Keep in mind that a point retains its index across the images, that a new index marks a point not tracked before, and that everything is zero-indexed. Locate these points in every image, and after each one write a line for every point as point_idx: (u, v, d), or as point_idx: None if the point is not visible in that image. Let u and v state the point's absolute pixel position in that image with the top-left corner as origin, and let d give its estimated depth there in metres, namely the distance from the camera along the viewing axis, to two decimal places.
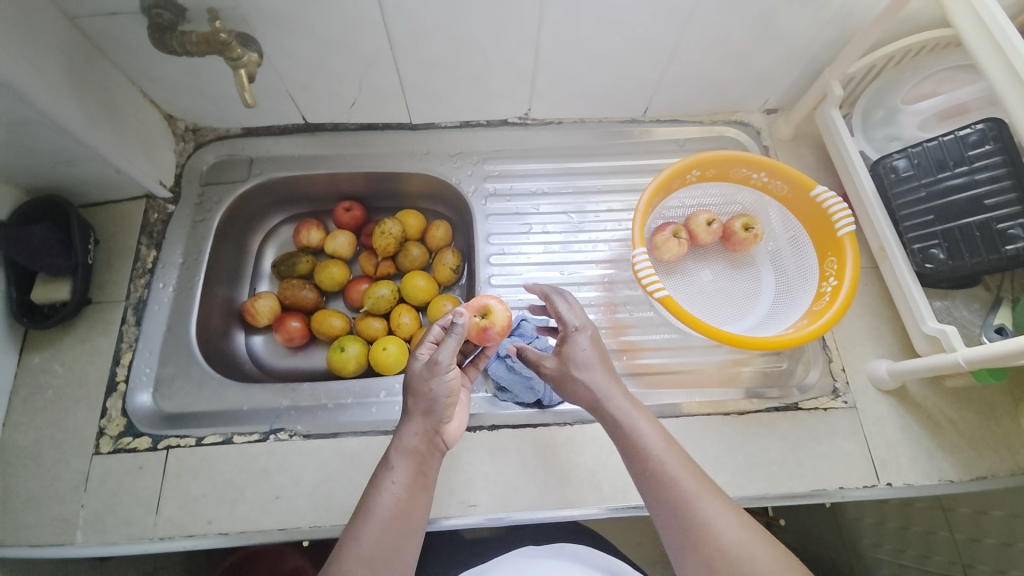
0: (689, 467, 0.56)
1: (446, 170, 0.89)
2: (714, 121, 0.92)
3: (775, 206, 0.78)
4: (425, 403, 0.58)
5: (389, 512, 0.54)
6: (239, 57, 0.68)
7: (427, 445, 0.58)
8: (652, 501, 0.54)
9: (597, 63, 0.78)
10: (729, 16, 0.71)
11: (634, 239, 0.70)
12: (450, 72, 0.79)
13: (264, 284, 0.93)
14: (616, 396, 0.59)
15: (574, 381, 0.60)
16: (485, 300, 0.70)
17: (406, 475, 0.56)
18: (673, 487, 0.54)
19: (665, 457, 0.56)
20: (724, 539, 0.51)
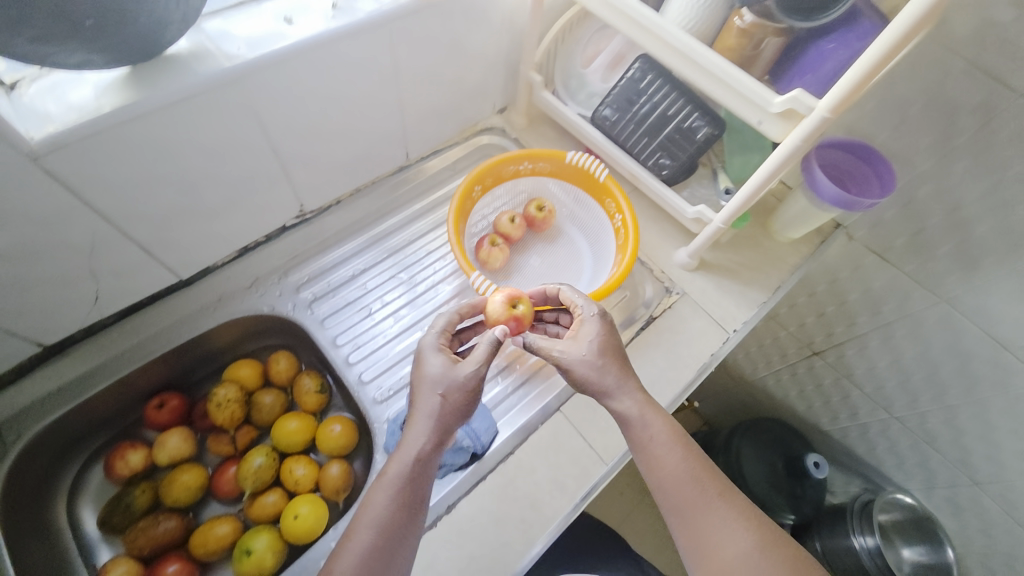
0: (704, 466, 0.64)
1: (252, 304, 0.81)
2: (466, 136, 1.01)
3: (549, 181, 0.90)
4: (445, 414, 0.61)
5: (373, 545, 0.55)
6: None
7: (429, 462, 0.60)
8: (667, 495, 0.63)
9: (340, 138, 0.79)
10: (426, 56, 0.79)
11: (464, 269, 0.76)
12: (198, 215, 0.71)
13: (105, 552, 0.74)
14: (630, 394, 0.66)
15: (582, 371, 0.67)
16: (513, 292, 0.74)
17: (400, 499, 0.57)
18: (683, 484, 0.63)
19: (682, 449, 0.64)
20: (724, 531, 0.60)
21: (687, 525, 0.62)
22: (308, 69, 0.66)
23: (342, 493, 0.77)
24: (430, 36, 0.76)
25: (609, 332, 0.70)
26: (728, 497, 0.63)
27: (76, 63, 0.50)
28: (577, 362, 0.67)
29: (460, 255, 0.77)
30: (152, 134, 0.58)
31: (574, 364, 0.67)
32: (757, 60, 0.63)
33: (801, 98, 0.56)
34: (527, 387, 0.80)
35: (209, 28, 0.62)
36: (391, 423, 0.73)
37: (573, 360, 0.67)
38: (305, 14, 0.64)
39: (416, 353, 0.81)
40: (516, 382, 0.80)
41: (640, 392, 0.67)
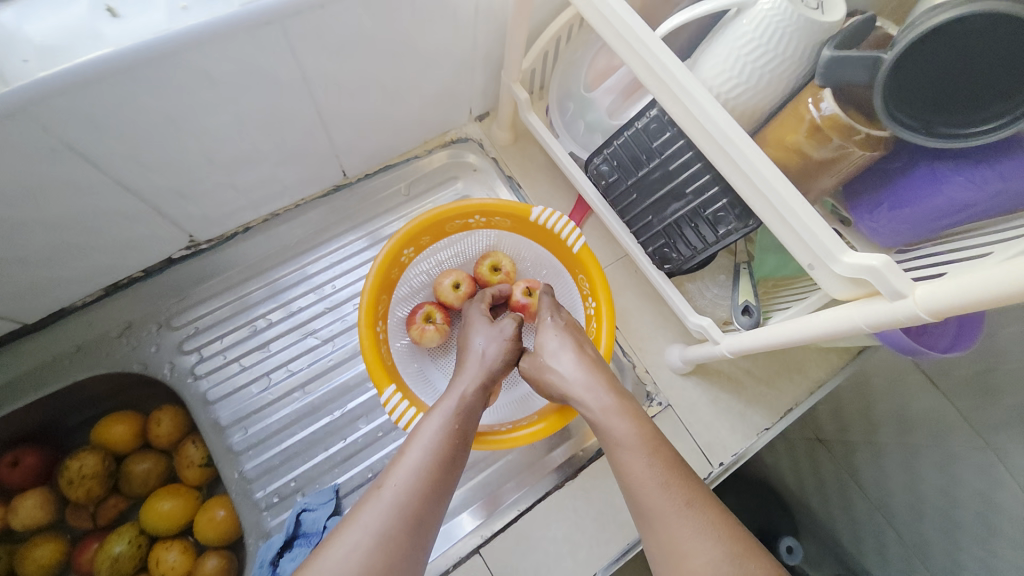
0: (681, 470, 0.49)
1: (125, 358, 0.66)
2: (429, 148, 0.78)
3: (513, 237, 0.70)
4: (491, 361, 0.57)
5: (415, 479, 0.46)
6: None
7: (476, 407, 0.54)
8: (634, 501, 0.48)
9: (228, 162, 0.59)
10: (346, 60, 0.55)
11: (376, 380, 0.56)
12: (17, 262, 0.53)
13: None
14: (603, 391, 0.54)
15: (548, 373, 0.58)
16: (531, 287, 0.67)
17: (442, 436, 0.49)
18: (652, 488, 0.47)
19: (654, 450, 0.50)
20: (710, 548, 0.43)
21: (666, 550, 0.45)
22: (139, 82, 0.44)
23: None
24: (352, 34, 0.52)
25: (578, 339, 0.59)
26: (700, 503, 0.46)
27: None
28: (547, 367, 0.58)
29: (370, 360, 0.57)
30: None
31: (558, 369, 0.57)
32: (831, 168, 0.40)
33: (884, 271, 0.35)
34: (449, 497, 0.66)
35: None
36: (262, 551, 0.58)
37: (549, 364, 0.58)
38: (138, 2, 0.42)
39: (316, 443, 0.65)
40: None
41: (611, 393, 0.54)
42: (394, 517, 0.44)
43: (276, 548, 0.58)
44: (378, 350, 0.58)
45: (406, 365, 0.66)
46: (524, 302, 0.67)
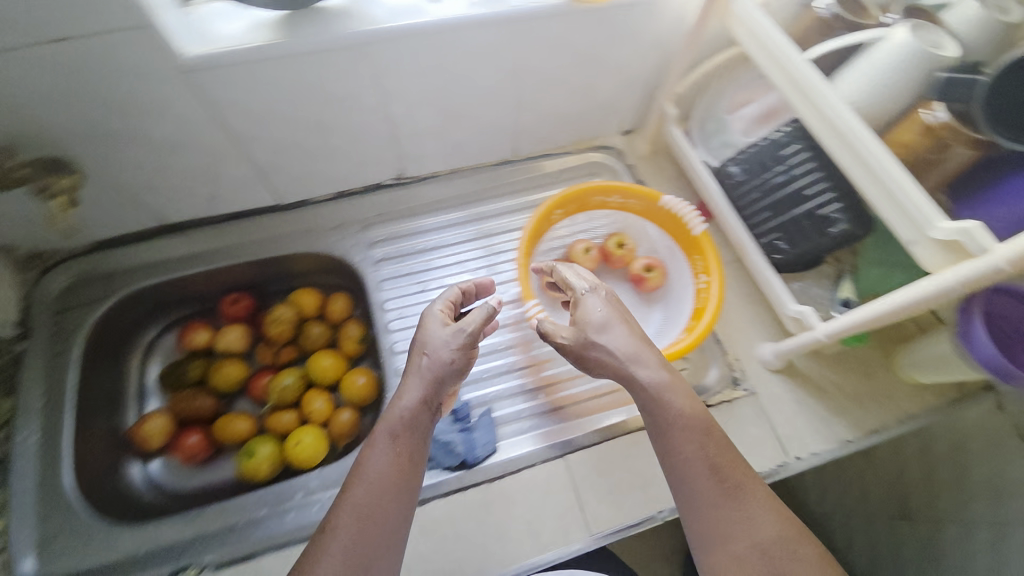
0: (727, 456, 0.55)
1: (331, 244, 0.88)
2: (580, 149, 0.98)
3: (641, 220, 0.84)
4: (438, 370, 0.57)
5: (382, 487, 0.52)
6: (60, 186, 0.66)
7: (424, 418, 0.57)
8: (688, 482, 0.54)
9: (448, 119, 0.81)
10: (553, 59, 0.77)
11: (522, 292, 0.72)
12: (302, 152, 0.78)
13: (152, 403, 0.84)
14: (656, 368, 0.57)
15: (597, 349, 0.58)
16: (656, 260, 0.81)
17: (397, 451, 0.54)
18: (706, 472, 0.53)
19: (708, 437, 0.55)
20: (749, 534, 0.51)
21: (710, 528, 0.52)
22: (433, 46, 0.67)
23: (344, 439, 0.81)
24: (566, 43, 0.74)
25: (621, 315, 0.60)
26: (745, 488, 0.53)
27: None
28: (591, 344, 0.58)
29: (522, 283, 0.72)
30: (284, 76, 0.65)
31: (605, 345, 0.58)
32: (935, 167, 0.54)
33: (974, 233, 0.44)
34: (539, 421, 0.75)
35: None
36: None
37: (594, 341, 0.58)
38: None
39: None
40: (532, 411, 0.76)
41: (667, 370, 0.57)
42: (367, 517, 0.50)
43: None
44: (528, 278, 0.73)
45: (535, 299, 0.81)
46: (642, 275, 0.80)
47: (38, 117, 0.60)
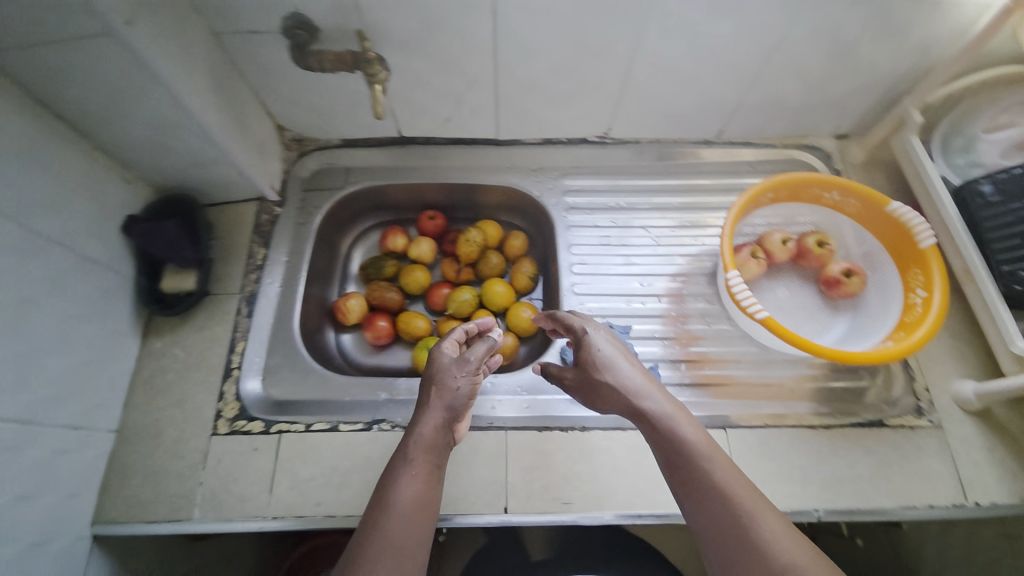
0: (738, 480, 0.52)
1: (527, 184, 0.94)
2: (785, 144, 0.95)
3: (849, 223, 0.83)
4: (453, 401, 0.60)
5: (416, 505, 0.54)
6: (375, 74, 0.70)
7: (443, 440, 0.59)
8: (714, 513, 0.50)
9: (681, 88, 0.83)
10: (816, 44, 0.75)
11: (725, 262, 0.72)
12: (541, 94, 0.83)
13: (352, 285, 0.98)
14: (660, 397, 0.58)
15: (598, 382, 0.60)
16: (857, 267, 0.79)
17: (425, 476, 0.56)
18: (719, 497, 0.51)
19: (697, 468, 0.53)
20: (783, 564, 0.46)
21: (727, 562, 0.48)
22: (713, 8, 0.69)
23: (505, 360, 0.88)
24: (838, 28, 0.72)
25: (622, 351, 0.62)
26: (760, 512, 0.49)
27: None
28: (596, 379, 0.61)
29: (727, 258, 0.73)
30: (570, 15, 0.69)
31: (616, 373, 0.60)
32: None
33: None
34: (689, 390, 0.78)
35: None
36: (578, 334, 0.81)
37: (597, 372, 0.60)
38: None
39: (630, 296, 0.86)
40: (674, 379, 0.79)
41: (669, 402, 0.58)
42: (404, 530, 0.52)
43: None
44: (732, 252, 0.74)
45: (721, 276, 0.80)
46: (842, 278, 0.79)
47: (366, 13, 0.68)
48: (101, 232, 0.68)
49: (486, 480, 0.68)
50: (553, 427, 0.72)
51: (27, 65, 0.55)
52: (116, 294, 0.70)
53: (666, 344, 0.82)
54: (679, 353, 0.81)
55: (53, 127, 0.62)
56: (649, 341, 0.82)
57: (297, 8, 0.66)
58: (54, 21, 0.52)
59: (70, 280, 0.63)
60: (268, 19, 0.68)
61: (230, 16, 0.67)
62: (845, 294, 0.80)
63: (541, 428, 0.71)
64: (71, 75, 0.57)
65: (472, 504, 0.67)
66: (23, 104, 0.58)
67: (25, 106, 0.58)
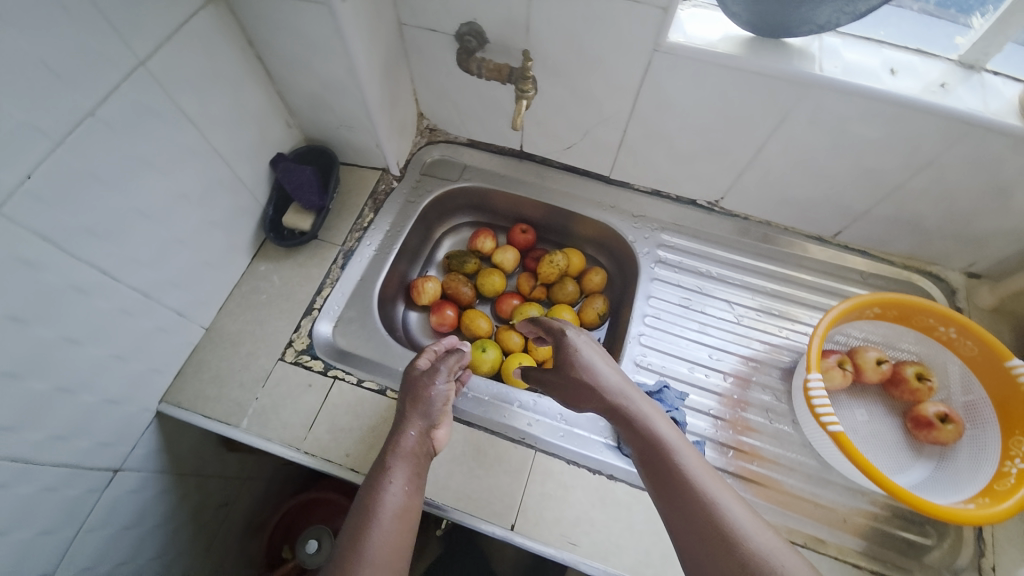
0: (704, 472, 0.53)
1: (624, 227, 0.96)
2: (907, 266, 0.90)
3: (957, 365, 0.75)
4: (427, 407, 0.66)
5: (401, 508, 0.57)
6: (526, 91, 0.70)
7: (424, 448, 0.64)
8: (681, 507, 0.51)
9: (810, 179, 0.81)
10: (974, 174, 0.71)
11: (809, 364, 0.70)
12: (666, 147, 0.85)
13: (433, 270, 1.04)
14: (635, 397, 0.61)
15: (578, 379, 0.64)
16: (957, 415, 0.72)
17: (407, 478, 0.60)
18: (686, 491, 0.52)
19: (668, 466, 0.54)
20: (748, 552, 0.46)
21: (697, 554, 0.48)
22: (870, 113, 0.68)
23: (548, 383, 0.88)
24: (1003, 165, 0.68)
25: (601, 354, 0.67)
26: (726, 503, 0.50)
27: None
28: (579, 374, 0.64)
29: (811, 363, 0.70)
30: (720, 84, 0.71)
31: (595, 370, 0.64)
32: None
33: None
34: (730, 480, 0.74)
35: (828, 40, 0.69)
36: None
37: (579, 367, 0.64)
38: (911, 75, 0.66)
39: (697, 365, 0.84)
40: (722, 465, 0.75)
41: (643, 401, 0.61)
42: (393, 530, 0.55)
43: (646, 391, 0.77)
44: (819, 356, 0.70)
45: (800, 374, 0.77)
46: (934, 420, 0.72)
47: (533, 38, 0.74)
48: (255, 161, 0.78)
49: (502, 492, 0.68)
50: (582, 464, 0.71)
51: (254, 14, 0.66)
52: (247, 216, 0.79)
53: (717, 424, 0.78)
54: (728, 436, 0.77)
55: (252, 66, 0.72)
56: (700, 415, 0.79)
57: (475, 20, 0.74)
58: None
59: (220, 192, 0.72)
60: (448, 22, 0.76)
61: (418, 12, 0.76)
62: (933, 440, 0.73)
63: (568, 461, 0.71)
64: (282, 29, 0.67)
65: (480, 508, 0.67)
66: (239, 42, 0.69)
67: (239, 44, 0.69)
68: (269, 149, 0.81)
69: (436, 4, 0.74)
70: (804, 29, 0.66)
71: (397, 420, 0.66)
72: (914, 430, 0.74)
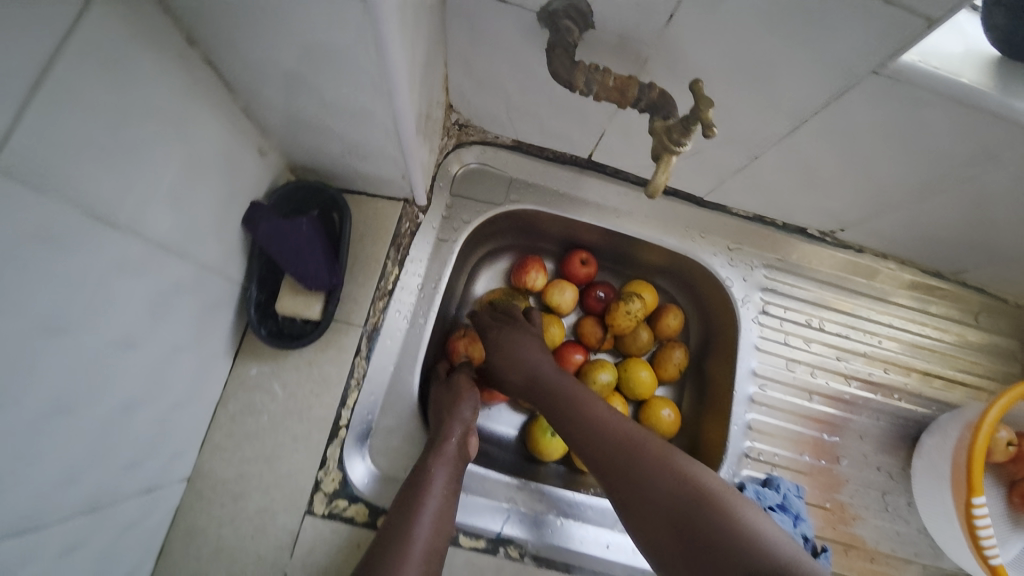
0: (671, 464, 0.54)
1: (716, 263, 0.76)
2: (1019, 304, 0.80)
3: None
4: (465, 413, 0.60)
5: (437, 521, 0.52)
6: (680, 145, 0.43)
7: (462, 455, 0.58)
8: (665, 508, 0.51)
9: (974, 225, 0.64)
10: None
11: (973, 480, 0.61)
12: (803, 179, 0.63)
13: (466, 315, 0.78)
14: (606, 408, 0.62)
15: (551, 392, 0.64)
16: None
17: (445, 487, 0.55)
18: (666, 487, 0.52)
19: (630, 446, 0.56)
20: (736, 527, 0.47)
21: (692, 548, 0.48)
22: None
23: None
24: None
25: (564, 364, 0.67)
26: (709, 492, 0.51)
27: None
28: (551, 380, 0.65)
29: (976, 469, 0.61)
30: (935, 123, 0.49)
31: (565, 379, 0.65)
32: None
33: None
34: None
35: None
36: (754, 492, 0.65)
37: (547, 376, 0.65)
38: None
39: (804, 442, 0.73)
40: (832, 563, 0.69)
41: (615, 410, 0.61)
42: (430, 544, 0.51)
43: (772, 502, 0.64)
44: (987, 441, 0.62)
45: (939, 464, 0.67)
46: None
47: (673, 33, 0.46)
48: (221, 228, 0.49)
49: None
50: None
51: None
52: (220, 310, 0.52)
53: (824, 514, 0.71)
54: (833, 527, 0.70)
55: (199, 77, 0.40)
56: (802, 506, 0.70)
57: None
58: None
59: (176, 302, 0.45)
60: None
61: None
62: None
63: None
64: (257, 22, 0.36)
65: None
66: (169, 41, 0.37)
67: (170, 45, 0.37)
68: (239, 201, 0.50)
69: None
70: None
71: (432, 428, 0.59)
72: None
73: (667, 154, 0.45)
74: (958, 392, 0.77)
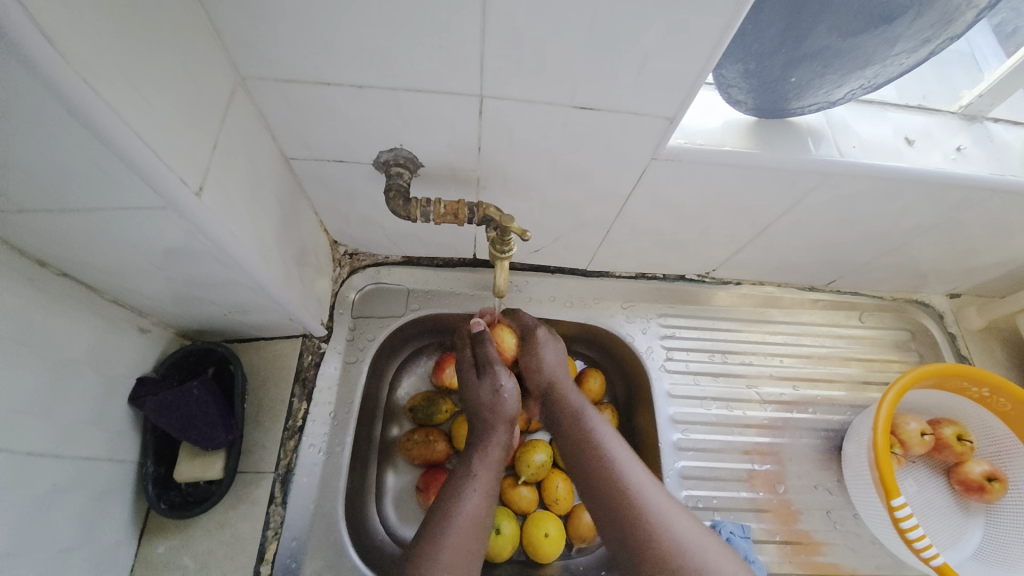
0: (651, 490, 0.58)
1: (617, 325, 0.80)
2: (895, 298, 0.88)
3: (990, 416, 0.74)
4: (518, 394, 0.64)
5: (476, 517, 0.55)
6: (508, 251, 0.56)
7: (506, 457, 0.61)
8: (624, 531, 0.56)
9: (813, 246, 0.73)
10: (982, 223, 0.67)
11: (889, 486, 0.63)
12: (658, 240, 0.71)
13: (395, 427, 0.74)
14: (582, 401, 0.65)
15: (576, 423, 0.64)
16: (994, 467, 0.71)
17: (487, 487, 0.57)
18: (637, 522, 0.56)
19: (620, 502, 0.56)
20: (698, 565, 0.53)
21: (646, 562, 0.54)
22: (887, 191, 0.60)
23: (582, 541, 0.73)
24: (1009, 216, 0.65)
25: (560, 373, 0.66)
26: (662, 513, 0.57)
27: (793, 83, 0.49)
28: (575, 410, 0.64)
29: (886, 469, 0.64)
30: (724, 182, 0.58)
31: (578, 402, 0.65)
32: None
33: None
34: None
35: (833, 112, 0.59)
36: None
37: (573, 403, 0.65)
38: (925, 143, 0.59)
39: (742, 482, 0.74)
40: None
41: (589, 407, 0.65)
42: (466, 541, 0.53)
43: None
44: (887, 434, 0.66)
45: (864, 472, 0.69)
46: (984, 482, 0.70)
47: (486, 158, 0.54)
48: (101, 415, 0.51)
49: None
50: None
51: (35, 234, 0.39)
52: (113, 494, 0.52)
53: (781, 550, 0.71)
54: (794, 562, 0.70)
55: (59, 291, 0.45)
56: (758, 545, 0.70)
57: (403, 144, 0.52)
58: (92, 193, 0.35)
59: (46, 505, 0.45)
60: (363, 152, 0.53)
61: (312, 144, 0.52)
62: (981, 499, 0.71)
63: None
64: (95, 241, 0.41)
65: None
66: (20, 271, 0.42)
67: (19, 275, 0.42)
68: (122, 382, 0.53)
69: (344, 135, 0.50)
70: (811, 108, 0.54)
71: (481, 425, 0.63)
72: (965, 495, 0.73)
73: (500, 259, 0.57)
74: (866, 391, 0.82)
